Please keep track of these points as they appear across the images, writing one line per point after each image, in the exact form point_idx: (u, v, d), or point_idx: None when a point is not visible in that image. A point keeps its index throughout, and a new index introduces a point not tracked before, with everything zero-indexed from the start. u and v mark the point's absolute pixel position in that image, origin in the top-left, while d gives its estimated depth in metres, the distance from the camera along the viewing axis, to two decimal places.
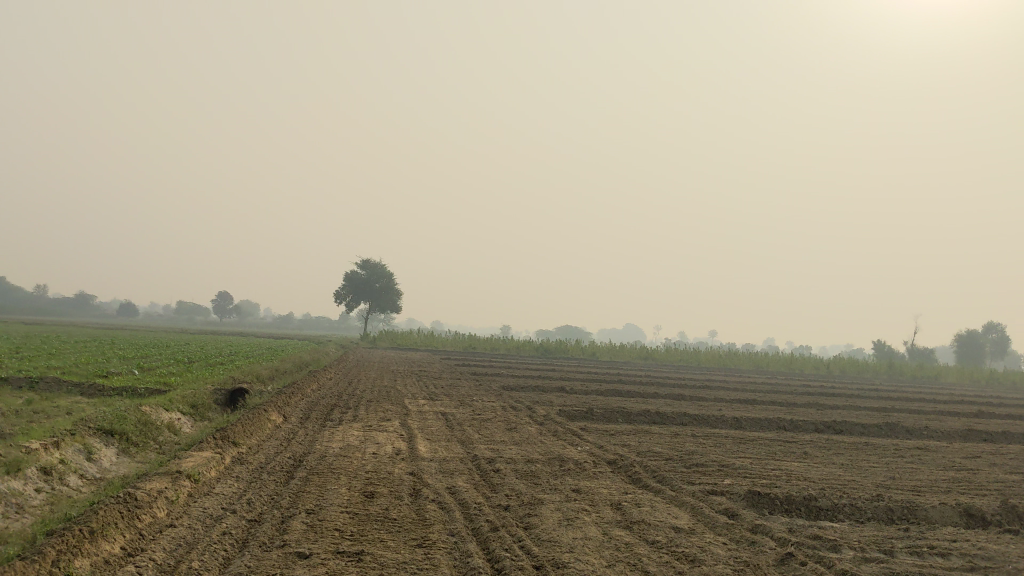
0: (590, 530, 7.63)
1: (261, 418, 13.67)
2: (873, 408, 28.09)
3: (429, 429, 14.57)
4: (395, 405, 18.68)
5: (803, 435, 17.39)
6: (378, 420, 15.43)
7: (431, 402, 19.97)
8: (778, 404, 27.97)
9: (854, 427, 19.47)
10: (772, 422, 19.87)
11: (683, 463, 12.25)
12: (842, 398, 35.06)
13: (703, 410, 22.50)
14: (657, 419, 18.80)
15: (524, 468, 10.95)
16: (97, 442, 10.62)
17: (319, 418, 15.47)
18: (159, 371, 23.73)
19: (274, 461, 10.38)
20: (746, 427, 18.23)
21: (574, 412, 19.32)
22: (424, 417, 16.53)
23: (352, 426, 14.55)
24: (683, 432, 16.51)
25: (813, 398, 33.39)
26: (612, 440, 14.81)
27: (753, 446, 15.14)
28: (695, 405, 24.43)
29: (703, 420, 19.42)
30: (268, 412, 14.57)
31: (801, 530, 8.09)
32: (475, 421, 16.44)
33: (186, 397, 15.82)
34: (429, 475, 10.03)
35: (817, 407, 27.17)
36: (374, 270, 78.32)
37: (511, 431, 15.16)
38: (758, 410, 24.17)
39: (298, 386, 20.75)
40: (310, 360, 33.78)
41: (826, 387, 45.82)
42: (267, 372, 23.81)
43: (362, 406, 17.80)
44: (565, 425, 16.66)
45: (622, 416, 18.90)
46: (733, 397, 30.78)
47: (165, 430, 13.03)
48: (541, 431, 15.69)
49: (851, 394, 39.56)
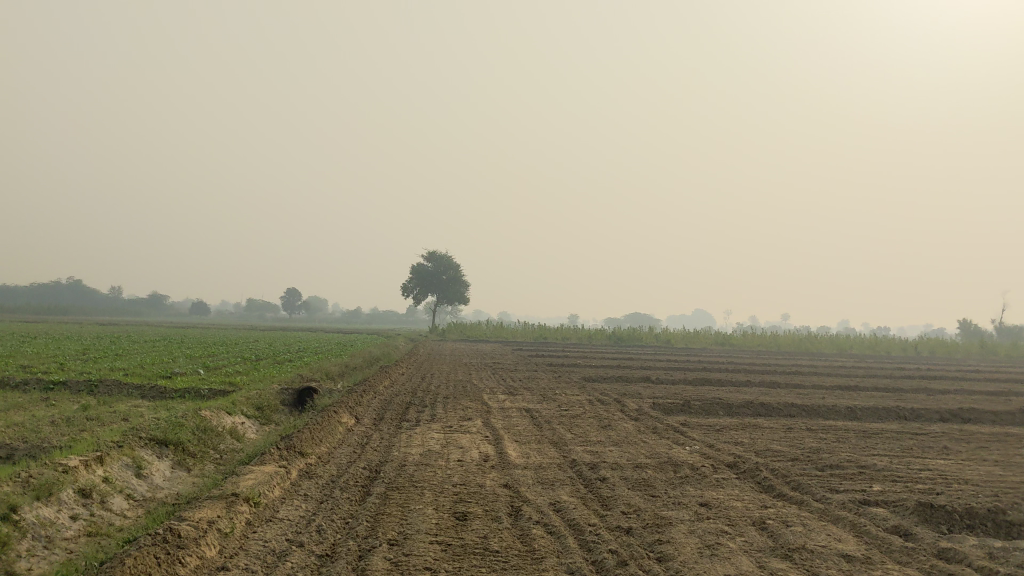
0: (741, 561, 6.05)
1: (331, 422, 12.34)
2: (987, 393, 25.92)
3: (517, 430, 13.13)
4: (475, 401, 17.31)
5: (932, 427, 15.56)
6: (459, 420, 14.04)
7: (512, 398, 18.54)
8: (881, 390, 25.98)
9: (982, 417, 17.53)
10: (889, 412, 18.04)
11: (814, 465, 10.58)
12: (945, 381, 32.86)
13: (807, 400, 20.72)
14: (762, 411, 17.13)
15: (635, 475, 9.41)
16: (149, 454, 9.37)
17: (394, 419, 14.13)
18: (225, 370, 22.73)
19: (347, 473, 9.02)
20: (864, 419, 16.44)
21: (669, 405, 17.73)
22: (508, 415, 15.10)
23: (431, 427, 13.17)
24: (796, 426, 14.84)
25: (916, 382, 31.30)
26: (722, 437, 13.19)
27: (880, 441, 13.44)
28: (796, 394, 22.65)
29: (812, 410, 17.72)
30: (339, 413, 13.28)
31: (1005, 557, 6.40)
32: (564, 418, 15.01)
33: (251, 398, 14.64)
34: (527, 487, 8.55)
35: (927, 393, 25.16)
36: (441, 262, 77.31)
37: (606, 429, 13.63)
38: (864, 397, 22.27)
39: (369, 382, 19.53)
40: (381, 355, 32.66)
41: (921, 370, 43.32)
42: (338, 369, 22.64)
43: (440, 403, 16.43)
44: (663, 421, 15.08)
45: (723, 409, 17.27)
46: (830, 383, 28.79)
47: (227, 438, 11.77)
48: (637, 427, 14.20)
49: (954, 376, 37.15)
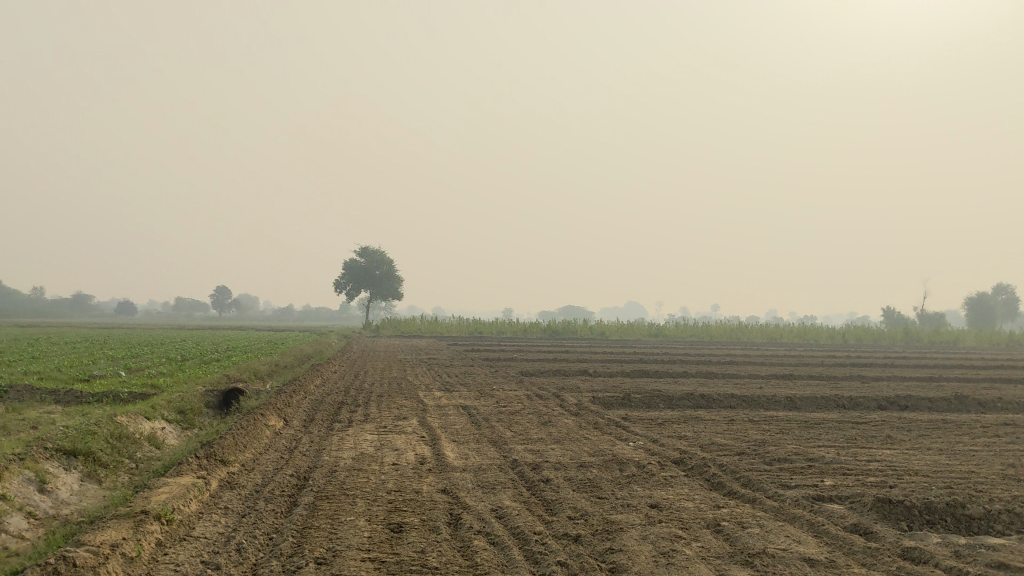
0: (699, 571, 5.61)
1: (258, 425, 11.65)
2: (919, 379, 26.19)
3: (455, 428, 12.59)
4: (410, 399, 16.72)
5: (872, 415, 15.47)
6: (394, 419, 13.43)
7: (448, 394, 17.98)
8: (816, 378, 26.08)
9: (919, 403, 17.53)
10: (828, 400, 17.95)
11: (761, 459, 10.28)
12: (877, 367, 33.28)
13: (745, 390, 20.59)
14: (703, 403, 16.86)
15: (580, 476, 8.94)
16: (54, 466, 8.61)
17: (325, 420, 13.47)
18: (147, 372, 21.74)
19: (273, 482, 8.39)
20: (805, 409, 16.28)
21: (609, 398, 17.36)
22: (444, 413, 14.55)
23: (365, 428, 12.55)
24: (738, 418, 14.59)
25: (849, 369, 31.60)
26: (666, 431, 12.84)
27: (824, 431, 13.24)
28: (734, 384, 22.52)
29: (752, 401, 17.53)
30: (266, 416, 12.57)
31: (973, 556, 6.09)
32: (503, 415, 14.51)
33: (173, 401, 13.83)
34: (466, 492, 8.02)
35: (861, 380, 25.31)
36: (374, 257, 76.22)
37: (547, 425, 13.17)
38: (802, 386, 22.24)
39: (299, 382, 18.78)
40: (312, 353, 31.80)
41: (852, 357, 43.93)
42: (267, 368, 21.81)
43: (373, 402, 15.80)
44: (605, 416, 14.69)
45: (663, 401, 16.96)
46: (765, 372, 28.83)
47: (144, 445, 11.00)
48: (578, 422, 13.76)
49: (884, 363, 37.72)
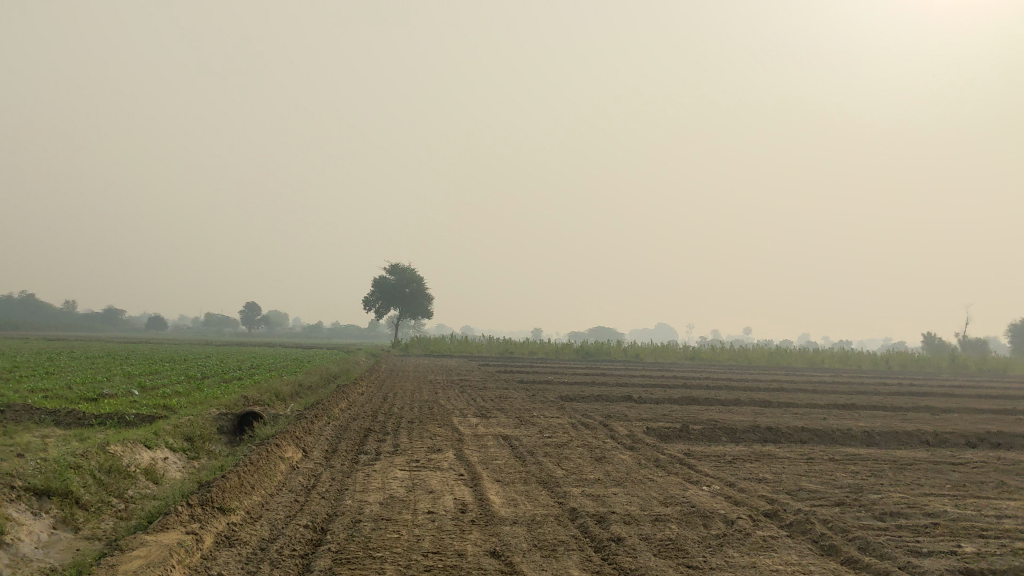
0: None
1: (273, 459, 10.10)
2: (989, 411, 24.37)
3: (497, 464, 10.99)
4: (444, 427, 15.12)
5: (966, 455, 13.76)
6: (427, 452, 11.83)
7: (485, 421, 16.38)
8: (879, 408, 24.28)
9: (1010, 441, 15.79)
10: (907, 435, 16.24)
11: (869, 512, 8.55)
12: (935, 397, 31.36)
13: (809, 421, 18.86)
14: (770, 437, 15.18)
15: (659, 534, 7.28)
16: (20, 512, 7.07)
17: (349, 451, 11.87)
18: (162, 391, 20.33)
19: (282, 537, 6.80)
20: (887, 447, 14.55)
21: (664, 429, 15.72)
22: (483, 444, 12.94)
23: (395, 462, 10.94)
24: (817, 457, 12.91)
25: (907, 399, 29.74)
26: (740, 473, 11.15)
27: (922, 475, 11.53)
28: (793, 414, 20.81)
29: (823, 435, 15.85)
30: (282, 446, 11.02)
31: None
32: (549, 447, 12.87)
33: (180, 427, 12.30)
34: (522, 557, 6.38)
35: (928, 411, 23.50)
36: (404, 275, 74.95)
37: (601, 462, 11.55)
38: (868, 418, 20.52)
39: (323, 405, 17.25)
40: (339, 372, 30.39)
41: (903, 384, 41.89)
42: (290, 390, 20.32)
43: (404, 431, 14.21)
44: (664, 451, 13.04)
45: (726, 434, 15.31)
46: (820, 400, 27.04)
47: (140, 480, 9.45)
48: (636, 459, 12.11)
49: (942, 392, 35.75)
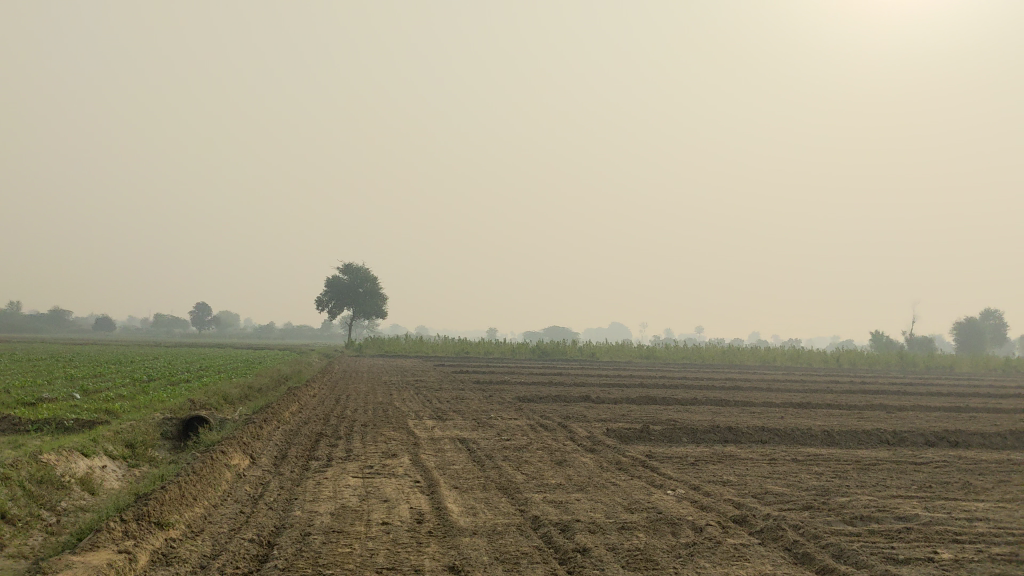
0: None
1: (218, 467, 9.59)
2: (943, 409, 24.47)
3: (455, 470, 10.58)
4: (398, 430, 14.66)
5: (928, 455, 13.63)
6: (381, 457, 11.38)
7: (441, 424, 15.95)
8: (835, 406, 24.29)
9: (968, 440, 15.75)
10: (866, 434, 16.11)
11: (839, 516, 8.30)
12: (888, 395, 31.55)
13: (769, 420, 18.71)
14: (731, 437, 14.95)
15: (626, 544, 6.93)
16: None
17: (299, 458, 11.37)
18: (105, 394, 19.59)
19: (225, 552, 6.33)
20: (849, 446, 14.40)
21: (624, 430, 15.42)
22: (439, 448, 12.52)
23: (347, 469, 10.47)
24: (780, 458, 12.69)
25: (861, 397, 29.86)
26: (704, 476, 10.87)
27: (887, 475, 11.35)
28: (751, 413, 20.67)
29: (784, 434, 15.68)
30: (228, 453, 10.50)
31: None
32: (508, 450, 12.48)
33: (120, 434, 11.70)
34: (484, 572, 5.99)
35: (883, 409, 23.54)
36: (357, 274, 74.10)
37: (562, 466, 11.19)
38: (826, 417, 20.42)
39: (273, 408, 16.68)
40: (291, 374, 29.71)
41: (855, 382, 42.19)
42: (239, 393, 19.70)
43: (357, 435, 13.73)
44: (625, 453, 12.73)
45: (686, 434, 15.05)
46: (776, 399, 26.99)
47: (74, 491, 8.88)
48: (598, 462, 11.78)
49: (894, 390, 36.04)
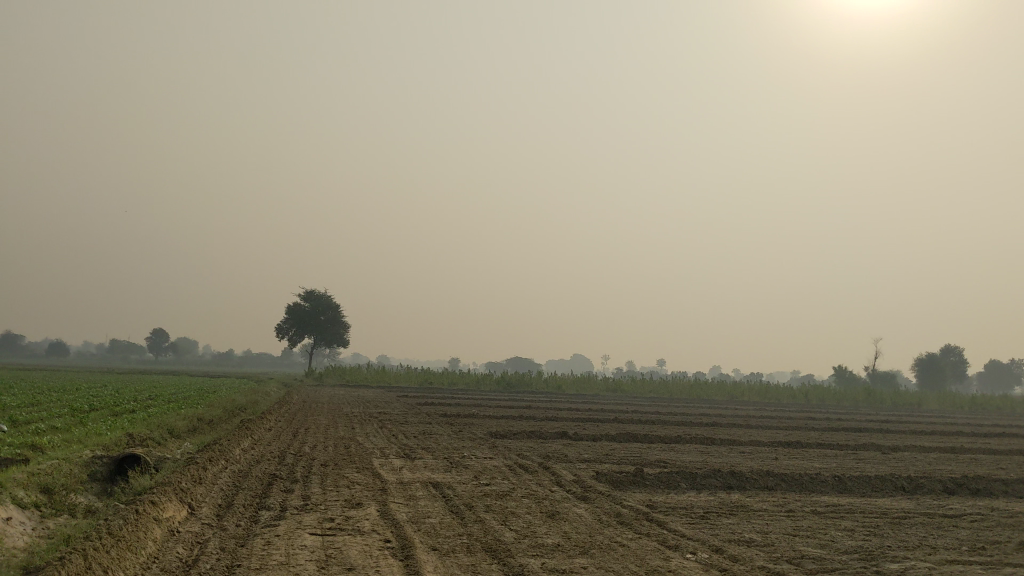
0: None
1: (146, 522, 7.86)
2: (938, 450, 23.22)
3: (432, 525, 8.99)
4: (362, 472, 12.98)
5: (957, 506, 12.24)
6: (347, 508, 9.72)
7: (411, 464, 14.29)
8: (827, 446, 22.91)
9: (988, 488, 14.40)
10: (879, 480, 14.71)
11: None
12: (872, 433, 30.31)
13: (765, 462, 17.23)
14: (734, 483, 13.44)
15: None
16: None
17: (249, 508, 9.66)
18: (36, 426, 17.60)
19: None
20: (868, 495, 12.95)
21: (614, 473, 13.90)
22: (412, 495, 10.90)
23: (304, 524, 8.81)
24: (797, 509, 11.22)
25: (847, 434, 28.55)
26: (721, 534, 9.35)
27: (928, 533, 9.91)
28: (743, 453, 19.20)
29: (791, 480, 14.20)
30: (163, 502, 8.76)
31: None
32: (490, 499, 10.88)
33: (36, 477, 9.87)
34: None
35: (878, 450, 22.20)
36: (319, 301, 72.08)
37: (554, 520, 9.63)
38: (824, 458, 19.03)
39: (222, 445, 14.88)
40: (247, 405, 27.80)
41: (831, 418, 41.03)
42: (187, 427, 17.80)
43: (316, 478, 12.05)
44: (622, 502, 11.21)
45: (685, 479, 13.54)
46: (762, 436, 25.60)
47: None
48: (595, 514, 10.25)
49: (875, 427, 34.86)
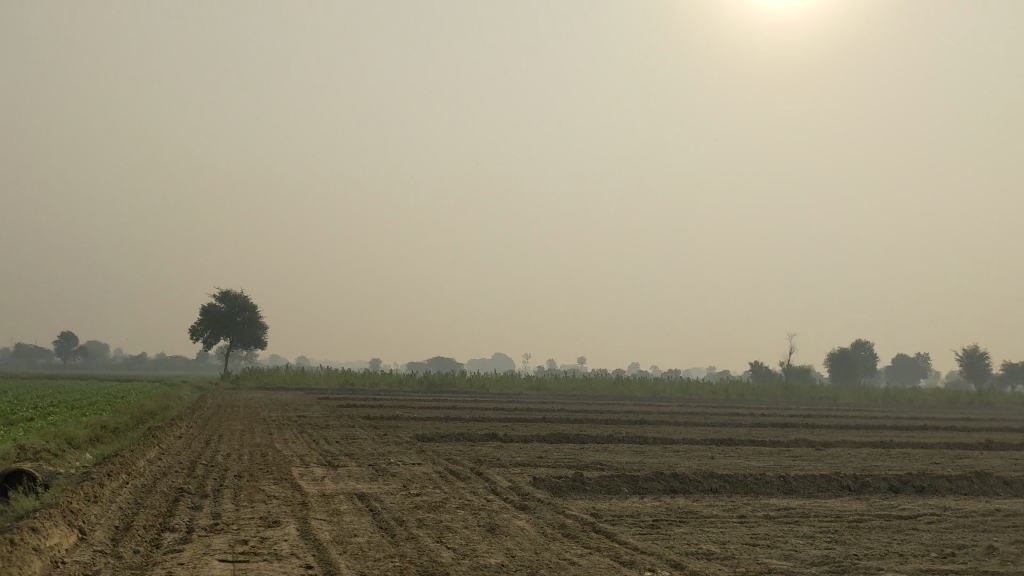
0: None
1: (24, 554, 6.69)
2: (868, 445, 23.00)
3: (357, 545, 8.02)
4: (280, 484, 11.89)
5: (910, 506, 11.71)
6: (263, 528, 8.67)
7: (333, 473, 13.24)
8: (760, 443, 22.51)
9: (933, 485, 14.02)
10: (824, 479, 14.19)
11: None
12: (800, 428, 30.21)
13: (704, 462, 16.62)
14: (678, 487, 12.73)
15: None
16: None
17: (151, 530, 8.53)
18: None
19: None
20: (817, 496, 12.38)
21: (551, 478, 13.07)
22: (336, 510, 9.90)
23: (212, 550, 7.73)
24: (749, 514, 10.56)
25: (776, 430, 28.34)
26: (677, 546, 8.57)
27: (890, 538, 9.34)
28: (680, 453, 18.59)
29: (736, 481, 13.59)
30: (47, 528, 7.58)
31: None
32: (423, 512, 9.95)
33: None
34: None
35: (812, 446, 21.89)
36: (235, 302, 69.86)
37: (495, 535, 8.77)
38: (760, 456, 18.51)
39: (124, 456, 13.58)
40: (157, 410, 26.27)
41: (755, 414, 41.10)
42: (88, 437, 16.38)
43: (228, 492, 10.93)
44: (565, 511, 10.39)
45: (626, 483, 12.81)
46: (694, 434, 25.13)
47: None
48: (536, 526, 9.42)
49: (801, 422, 34.90)
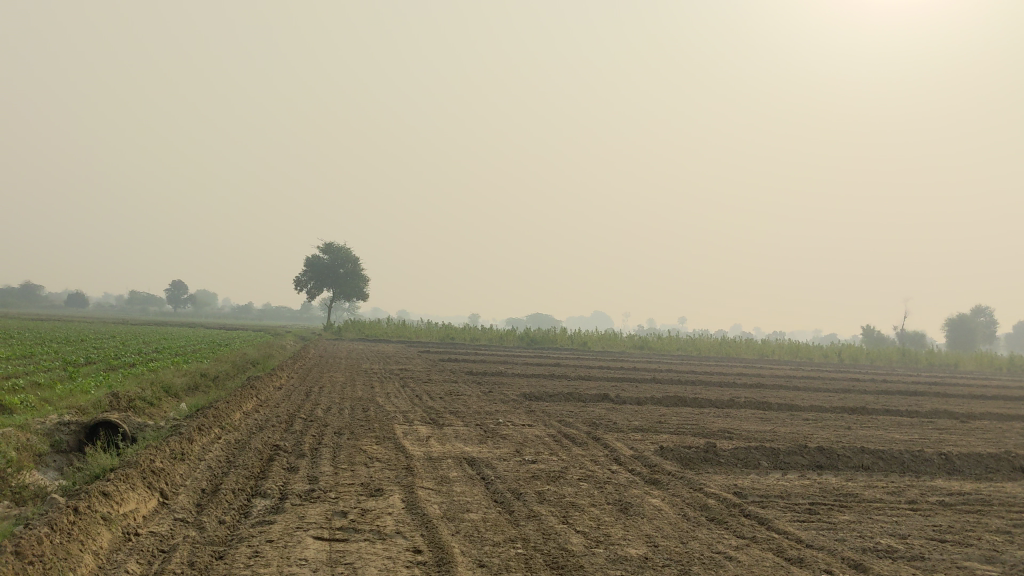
0: None
1: (89, 524, 5.72)
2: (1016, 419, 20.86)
3: (471, 524, 6.86)
4: (382, 444, 10.85)
5: None
6: (361, 498, 7.59)
7: (439, 433, 12.15)
8: (896, 413, 20.64)
9: None
10: (990, 458, 12.45)
11: None
12: (934, 398, 27.98)
13: (844, 434, 14.96)
14: (826, 464, 11.20)
15: None
16: None
17: (239, 496, 7.55)
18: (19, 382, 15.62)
19: None
20: (991, 480, 10.69)
21: (678, 448, 11.69)
22: (444, 477, 8.77)
23: (304, 524, 6.66)
24: (922, 500, 9.01)
25: (906, 399, 26.27)
26: (849, 539, 7.16)
27: None
28: (812, 422, 16.95)
29: (888, 458, 11.99)
30: (121, 491, 6.63)
31: None
32: (542, 484, 8.73)
33: None
34: None
35: (954, 419, 19.93)
36: (339, 254, 70.04)
37: (628, 516, 7.50)
38: (902, 428, 16.72)
39: (221, 408, 12.76)
40: (259, 359, 25.80)
41: (876, 381, 38.75)
42: (188, 387, 15.72)
43: (327, 453, 9.95)
44: (703, 489, 9.04)
45: (765, 457, 11.37)
46: (819, 401, 23.39)
47: None
48: (671, 505, 8.12)
49: (929, 390, 32.58)
